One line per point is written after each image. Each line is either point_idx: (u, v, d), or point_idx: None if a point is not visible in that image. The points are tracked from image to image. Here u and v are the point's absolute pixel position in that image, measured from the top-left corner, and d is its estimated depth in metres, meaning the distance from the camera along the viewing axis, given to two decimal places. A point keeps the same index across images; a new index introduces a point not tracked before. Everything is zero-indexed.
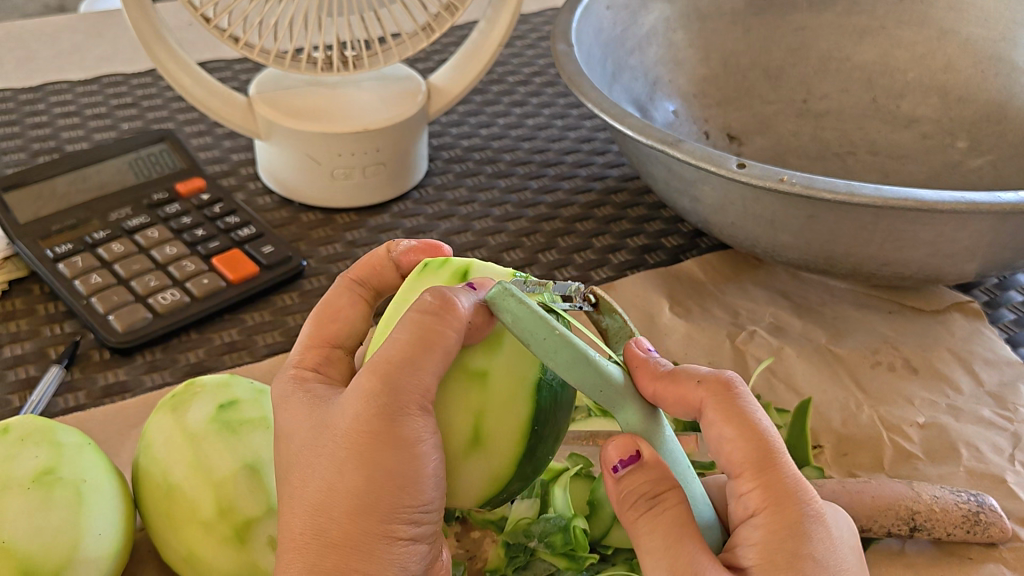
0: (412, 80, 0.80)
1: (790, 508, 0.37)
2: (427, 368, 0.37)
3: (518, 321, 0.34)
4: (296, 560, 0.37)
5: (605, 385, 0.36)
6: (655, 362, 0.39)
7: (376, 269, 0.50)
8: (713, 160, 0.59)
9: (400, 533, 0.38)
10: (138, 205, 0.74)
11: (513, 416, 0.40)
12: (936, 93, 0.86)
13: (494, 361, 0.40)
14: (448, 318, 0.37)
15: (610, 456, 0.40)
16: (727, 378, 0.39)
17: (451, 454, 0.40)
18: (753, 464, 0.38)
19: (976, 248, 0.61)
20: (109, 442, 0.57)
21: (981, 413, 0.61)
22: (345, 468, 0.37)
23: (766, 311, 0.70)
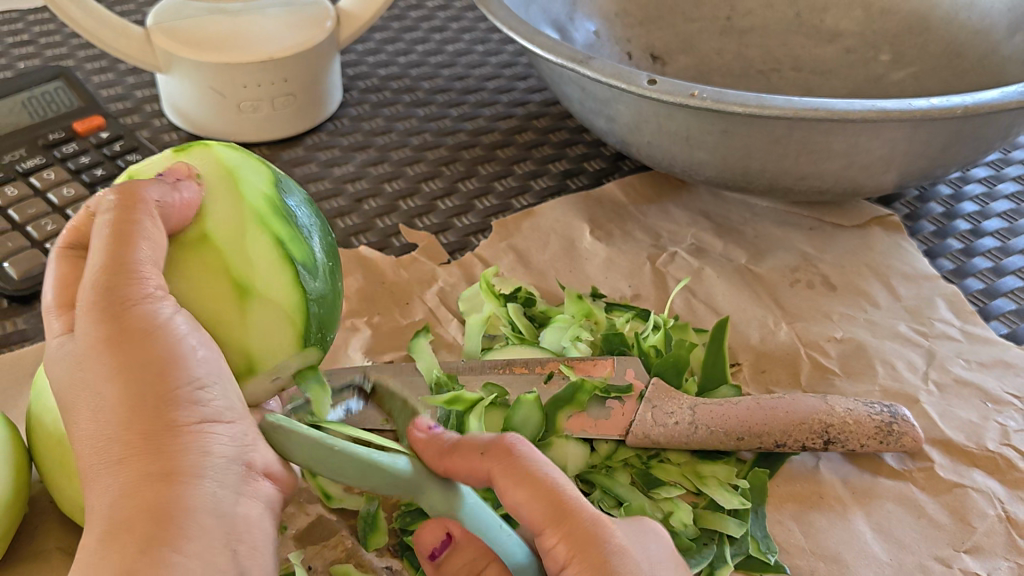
0: (318, 5, 0.76)
1: (593, 548, 0.35)
2: (137, 250, 0.35)
3: (289, 453, 0.36)
4: (92, 500, 0.32)
5: (397, 479, 0.37)
6: (440, 437, 0.39)
7: (87, 225, 0.38)
8: (623, 77, 0.58)
9: (187, 417, 0.33)
10: (33, 145, 0.71)
11: (258, 252, 0.39)
12: (859, 5, 0.85)
13: (205, 224, 0.39)
14: (129, 205, 0.36)
15: (425, 542, 0.43)
16: (510, 441, 0.37)
17: (231, 316, 0.38)
18: (551, 514, 0.35)
19: (889, 158, 0.60)
20: (6, 393, 0.55)
21: (898, 327, 0.62)
22: (99, 377, 0.33)
23: (687, 232, 0.69)
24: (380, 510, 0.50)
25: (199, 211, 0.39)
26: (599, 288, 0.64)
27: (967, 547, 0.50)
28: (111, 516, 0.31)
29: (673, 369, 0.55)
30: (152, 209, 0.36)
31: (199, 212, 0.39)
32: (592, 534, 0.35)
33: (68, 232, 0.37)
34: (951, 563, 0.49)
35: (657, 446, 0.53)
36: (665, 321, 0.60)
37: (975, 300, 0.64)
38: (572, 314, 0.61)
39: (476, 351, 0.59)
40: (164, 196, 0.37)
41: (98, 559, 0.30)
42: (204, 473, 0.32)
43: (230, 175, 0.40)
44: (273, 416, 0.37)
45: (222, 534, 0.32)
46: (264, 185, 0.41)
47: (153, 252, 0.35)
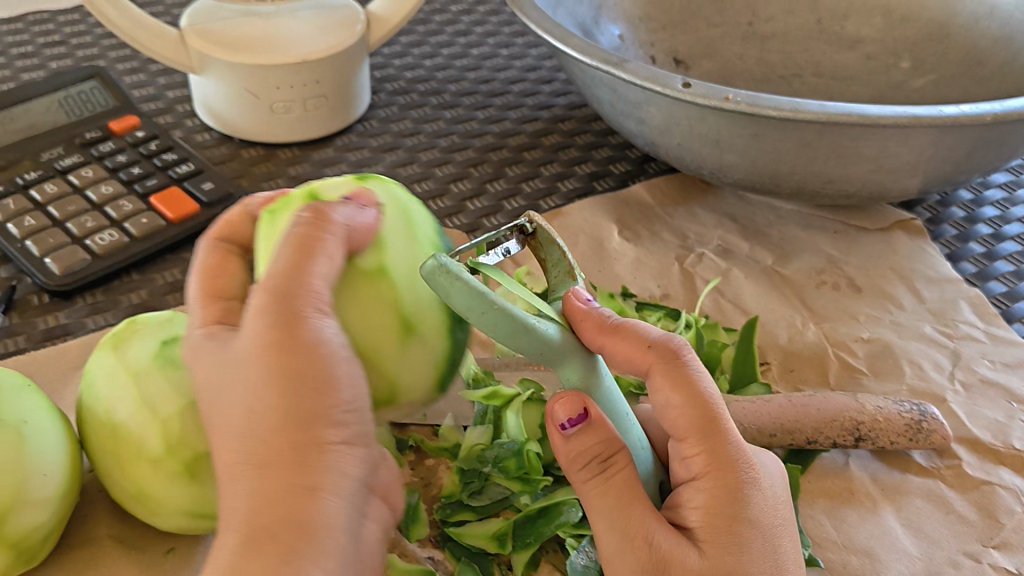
0: (350, 8, 0.77)
1: (730, 472, 0.36)
2: (313, 272, 0.35)
3: (453, 298, 0.33)
4: (230, 491, 0.34)
5: (543, 343, 0.35)
6: (601, 314, 0.37)
7: (238, 224, 0.44)
8: (657, 80, 0.59)
9: (330, 436, 0.34)
10: (70, 144, 0.72)
11: (428, 295, 0.41)
12: (879, 13, 0.86)
13: (385, 255, 0.40)
14: (319, 225, 0.37)
15: (557, 415, 0.38)
16: (676, 343, 0.37)
17: (390, 349, 0.40)
18: (698, 429, 0.36)
19: (916, 162, 0.61)
20: (52, 385, 0.56)
21: (923, 328, 0.63)
22: (257, 384, 0.34)
23: (714, 234, 0.71)
24: (420, 503, 0.52)
25: (378, 242, 0.40)
26: (629, 288, 0.65)
27: (995, 543, 0.51)
28: (252, 518, 0.33)
29: (705, 367, 0.58)
30: (339, 233, 0.37)
31: (377, 242, 0.40)
32: (733, 460, 0.36)
33: (220, 227, 0.43)
34: (981, 558, 0.50)
35: None
36: (696, 320, 0.61)
37: (998, 303, 0.65)
38: (605, 311, 0.61)
39: None
40: (353, 219, 0.38)
41: (236, 562, 0.32)
42: (340, 492, 0.34)
43: (408, 216, 0.42)
44: (438, 256, 0.33)
45: (350, 553, 0.34)
46: (429, 232, 0.43)
47: (328, 272, 0.36)
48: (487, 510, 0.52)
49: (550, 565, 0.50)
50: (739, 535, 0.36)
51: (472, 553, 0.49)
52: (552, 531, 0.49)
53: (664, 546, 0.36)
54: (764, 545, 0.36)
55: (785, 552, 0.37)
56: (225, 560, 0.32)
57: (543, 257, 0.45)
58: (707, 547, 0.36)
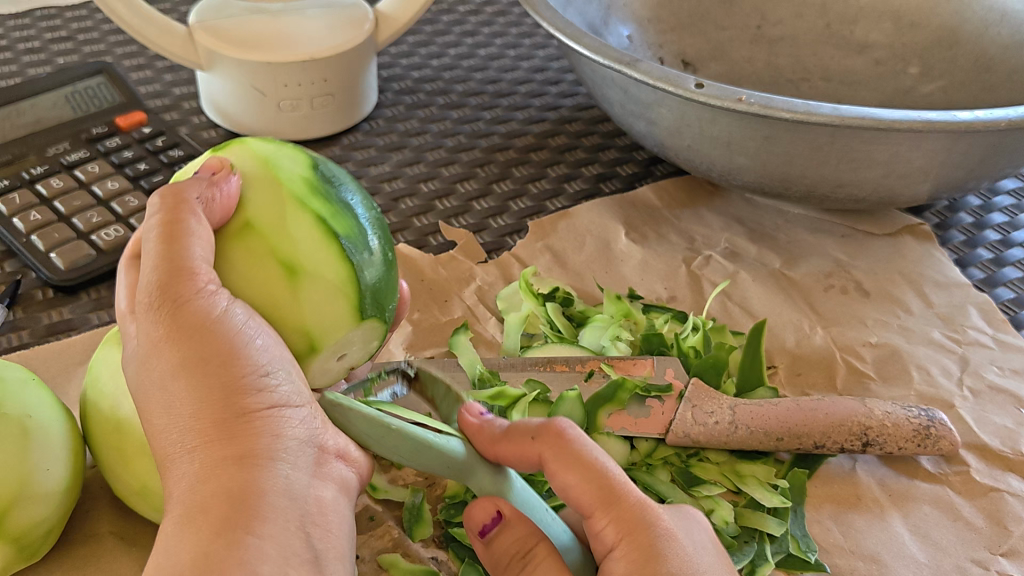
0: (359, 7, 0.77)
1: (643, 533, 0.36)
2: (192, 247, 0.35)
3: (352, 428, 0.37)
4: (167, 484, 0.34)
5: (449, 460, 0.38)
6: (493, 423, 0.40)
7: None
8: (670, 80, 0.59)
9: (252, 403, 0.34)
10: (76, 139, 0.72)
11: (301, 233, 0.39)
12: (888, 18, 0.85)
13: (248, 210, 0.38)
14: (176, 205, 0.36)
15: (472, 523, 0.39)
16: (560, 425, 0.38)
17: (285, 297, 0.38)
18: (601, 499, 0.36)
19: (927, 167, 0.61)
20: (56, 379, 0.56)
21: (932, 334, 0.63)
22: (164, 370, 0.34)
23: (721, 236, 0.70)
24: (425, 503, 0.52)
25: (240, 199, 0.39)
26: (636, 290, 0.65)
27: (1004, 550, 0.50)
28: (192, 497, 0.33)
29: (713, 371, 0.56)
30: (198, 209, 0.36)
31: (240, 199, 0.39)
32: (641, 517, 0.36)
33: (134, 243, 0.40)
34: (989, 566, 0.50)
35: (695, 446, 0.54)
36: (704, 323, 0.61)
37: (1006, 309, 0.65)
38: (611, 314, 0.62)
39: (515, 348, 0.60)
40: (211, 196, 0.37)
41: (179, 543, 0.32)
42: (274, 457, 0.34)
43: (269, 163, 0.40)
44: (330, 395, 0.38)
45: (300, 514, 0.34)
46: (293, 168, 0.40)
47: (205, 247, 0.36)
48: None
49: None
50: None
51: (477, 554, 0.49)
52: None
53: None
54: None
55: None
56: (169, 545, 0.32)
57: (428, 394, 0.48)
58: None
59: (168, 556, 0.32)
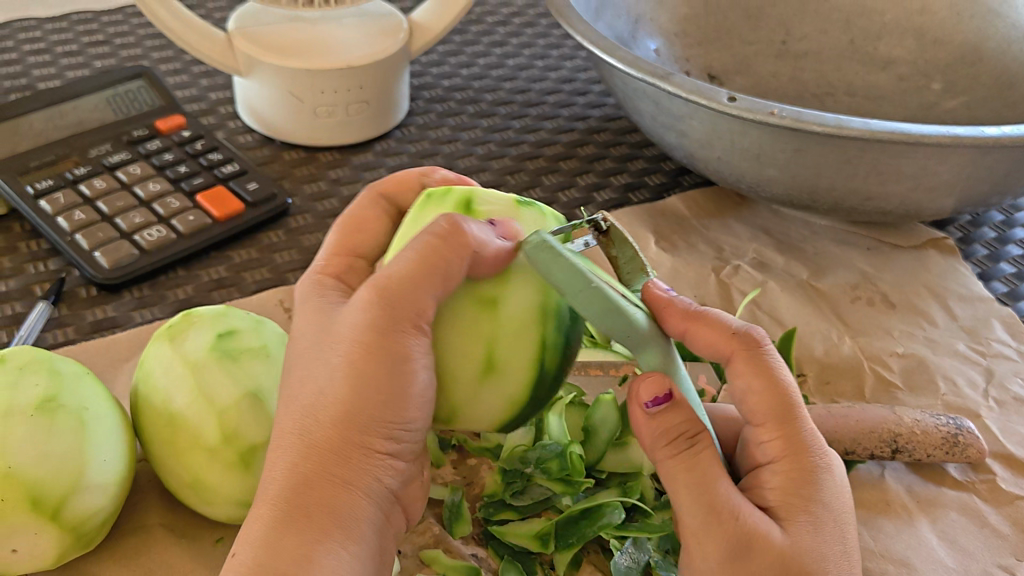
0: (394, 17, 0.79)
1: (807, 457, 0.39)
2: (427, 293, 0.37)
3: (554, 274, 0.35)
4: (273, 448, 0.38)
5: (630, 329, 0.36)
6: (682, 301, 0.40)
7: (406, 187, 0.49)
8: (703, 93, 0.60)
9: (379, 446, 0.37)
10: (118, 141, 0.73)
11: (524, 343, 0.40)
12: (912, 35, 0.86)
13: (506, 291, 0.39)
14: (455, 241, 0.37)
15: (641, 394, 0.39)
16: (759, 335, 0.40)
17: (465, 383, 0.40)
18: (776, 416, 0.39)
19: (954, 182, 0.62)
20: (102, 374, 0.58)
21: (957, 345, 0.64)
22: (336, 373, 0.37)
23: (748, 247, 0.72)
24: (463, 501, 0.53)
25: (505, 273, 0.39)
26: None
27: None
28: (287, 487, 0.36)
29: None
30: (467, 256, 0.37)
31: (506, 273, 0.39)
32: (809, 444, 0.39)
33: (390, 186, 0.48)
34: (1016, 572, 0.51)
35: None
36: None
37: None
38: None
39: None
40: (486, 242, 0.38)
41: (263, 522, 0.36)
42: (372, 493, 0.38)
43: None
44: (539, 236, 0.35)
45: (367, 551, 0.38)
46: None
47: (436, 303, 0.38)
48: (528, 511, 0.52)
49: (591, 566, 0.51)
50: (816, 515, 0.38)
51: (515, 553, 0.50)
52: (595, 533, 0.49)
53: (750, 521, 0.37)
54: (836, 532, 0.38)
55: (850, 541, 0.39)
56: (258, 518, 0.36)
57: (613, 256, 0.46)
58: (789, 524, 0.38)
59: (256, 534, 0.36)
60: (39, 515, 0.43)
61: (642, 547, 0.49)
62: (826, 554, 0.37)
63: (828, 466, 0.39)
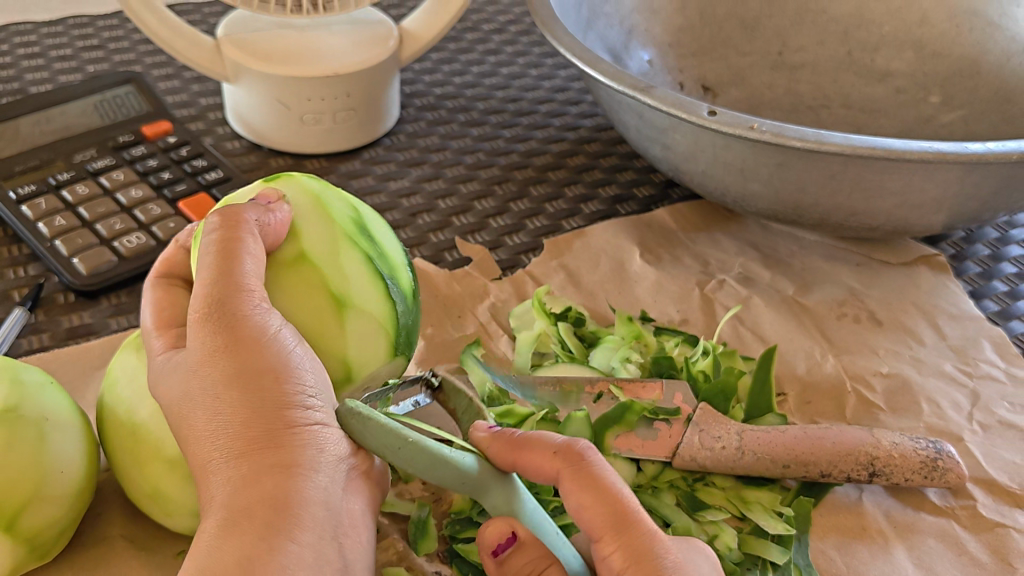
0: (383, 24, 0.78)
1: (651, 561, 0.36)
2: (244, 273, 0.39)
3: (369, 438, 0.35)
4: (202, 487, 0.36)
5: (463, 475, 0.36)
6: (506, 432, 0.39)
7: (174, 260, 0.46)
8: (683, 106, 0.59)
9: (298, 420, 0.36)
10: (103, 146, 0.73)
11: (343, 266, 0.44)
12: (910, 47, 0.85)
13: (302, 242, 0.44)
14: (238, 229, 0.40)
15: (488, 545, 0.39)
16: (581, 446, 0.38)
17: (331, 324, 0.43)
18: (612, 526, 0.36)
19: (942, 200, 0.61)
20: (74, 383, 0.57)
21: (943, 365, 0.63)
22: (214, 389, 0.36)
23: (735, 261, 0.71)
24: (430, 518, 0.52)
25: (294, 231, 0.44)
26: (648, 312, 0.65)
27: None
28: (236, 501, 0.35)
29: (721, 396, 0.56)
30: (253, 230, 0.41)
31: (292, 231, 0.44)
32: (651, 545, 0.36)
33: (160, 267, 0.46)
34: None
35: (703, 470, 0.54)
36: (715, 347, 0.61)
37: (1019, 341, 0.65)
38: (622, 335, 0.62)
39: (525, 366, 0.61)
40: (264, 219, 0.42)
41: (225, 543, 0.34)
42: (319, 464, 0.36)
43: (318, 199, 0.46)
44: (354, 404, 0.37)
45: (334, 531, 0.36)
46: (344, 214, 0.46)
47: (254, 269, 0.40)
48: None
49: None
50: None
51: (479, 571, 0.49)
52: None
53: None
54: None
55: None
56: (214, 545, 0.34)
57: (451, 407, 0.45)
58: None
59: (207, 553, 0.34)
60: None
61: None
62: None
63: (678, 561, 0.36)
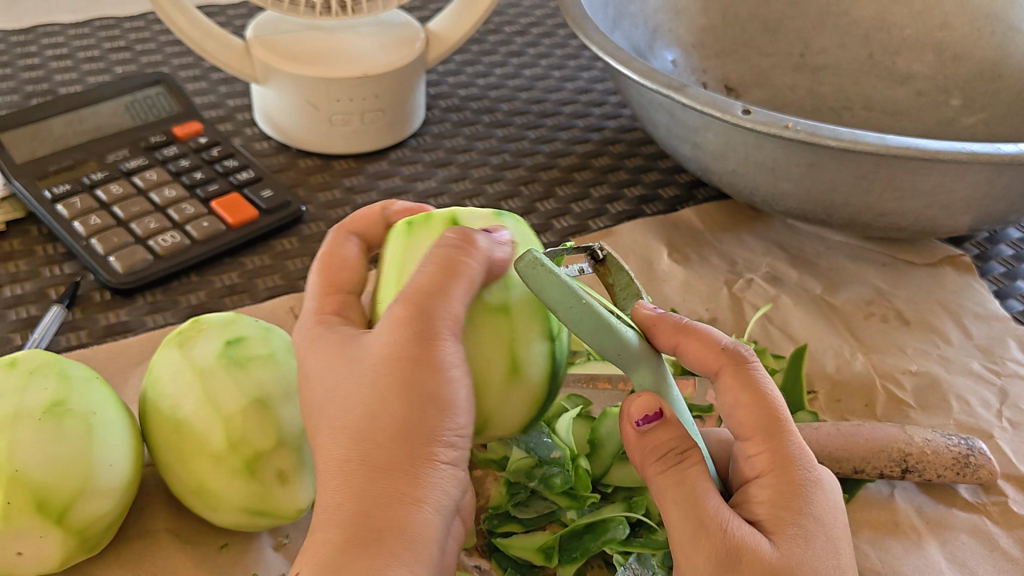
0: (410, 27, 0.79)
1: (795, 469, 0.38)
2: (454, 297, 0.37)
3: (547, 291, 0.36)
4: (326, 476, 0.36)
5: (625, 347, 0.38)
6: (671, 317, 0.41)
7: (371, 221, 0.48)
8: (717, 105, 0.60)
9: (438, 456, 0.36)
10: (135, 146, 0.74)
11: (540, 338, 0.41)
12: (932, 49, 0.85)
13: (514, 297, 0.41)
14: (468, 251, 0.38)
15: (632, 412, 0.39)
16: (745, 350, 0.41)
17: (493, 389, 0.41)
18: (763, 429, 0.39)
19: (970, 200, 0.61)
20: (113, 379, 0.58)
21: (971, 364, 0.63)
22: (381, 394, 0.36)
23: (762, 261, 0.71)
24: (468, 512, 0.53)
25: (506, 281, 0.41)
26: (678, 310, 0.66)
27: None
28: (353, 517, 0.35)
29: None
30: (480, 258, 0.39)
31: (506, 281, 0.41)
32: (798, 456, 0.38)
33: (357, 221, 0.47)
34: None
35: None
36: None
37: None
38: None
39: None
40: (493, 251, 0.40)
41: (335, 556, 0.34)
42: (439, 505, 0.36)
43: (534, 260, 0.43)
44: (531, 253, 0.36)
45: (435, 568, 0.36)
46: None
47: (463, 301, 0.38)
48: (534, 523, 0.52)
49: None
50: (805, 526, 0.37)
51: (519, 565, 0.50)
52: (599, 548, 0.49)
53: (738, 533, 0.36)
54: (827, 546, 0.37)
55: (840, 552, 0.38)
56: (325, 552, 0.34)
57: (610, 283, 0.49)
58: (779, 538, 0.37)
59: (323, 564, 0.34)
60: (44, 518, 0.43)
61: (646, 563, 0.48)
62: (817, 567, 0.36)
63: (817, 479, 0.39)
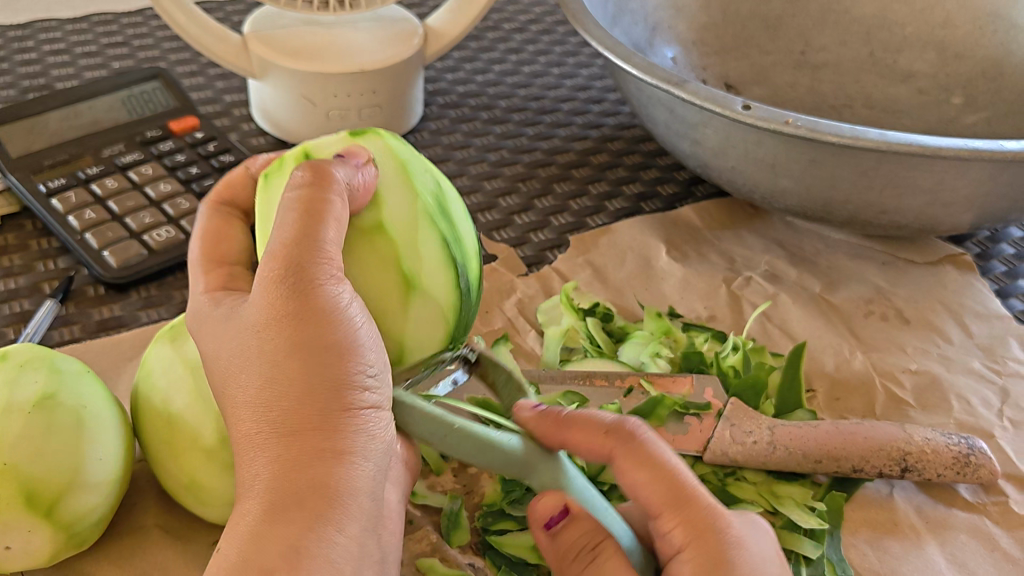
0: (408, 22, 0.78)
1: (713, 535, 0.37)
2: (326, 235, 0.37)
3: (416, 427, 0.38)
4: (247, 453, 0.36)
5: (509, 456, 0.39)
6: (553, 412, 0.41)
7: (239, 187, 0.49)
8: (717, 101, 0.59)
9: (353, 404, 0.36)
10: (130, 141, 0.73)
11: (426, 249, 0.41)
12: (933, 47, 0.85)
13: (382, 212, 0.41)
14: (319, 183, 0.38)
15: (541, 516, 0.40)
16: (630, 424, 0.40)
17: (393, 309, 0.41)
18: (671, 501, 0.38)
19: (971, 198, 0.61)
20: (106, 374, 0.58)
21: (971, 364, 0.63)
22: (275, 359, 0.36)
23: (761, 259, 0.71)
24: (463, 509, 0.52)
25: (375, 198, 0.41)
26: (676, 308, 0.66)
27: None
28: (279, 485, 0.35)
29: (752, 391, 0.57)
30: (339, 189, 0.38)
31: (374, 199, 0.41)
32: (711, 520, 0.37)
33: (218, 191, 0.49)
34: None
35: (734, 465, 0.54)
36: (744, 343, 0.61)
37: None
38: (651, 331, 0.63)
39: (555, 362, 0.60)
40: (352, 178, 0.39)
41: (265, 526, 0.34)
42: (366, 452, 0.36)
43: (404, 165, 0.43)
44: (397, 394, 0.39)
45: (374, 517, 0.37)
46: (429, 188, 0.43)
47: (337, 234, 0.38)
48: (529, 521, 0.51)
49: None
50: None
51: (513, 563, 0.50)
52: None
53: None
54: None
55: None
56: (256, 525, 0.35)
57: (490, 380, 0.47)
58: None
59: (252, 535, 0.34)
60: (33, 512, 0.43)
61: None
62: None
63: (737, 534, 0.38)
